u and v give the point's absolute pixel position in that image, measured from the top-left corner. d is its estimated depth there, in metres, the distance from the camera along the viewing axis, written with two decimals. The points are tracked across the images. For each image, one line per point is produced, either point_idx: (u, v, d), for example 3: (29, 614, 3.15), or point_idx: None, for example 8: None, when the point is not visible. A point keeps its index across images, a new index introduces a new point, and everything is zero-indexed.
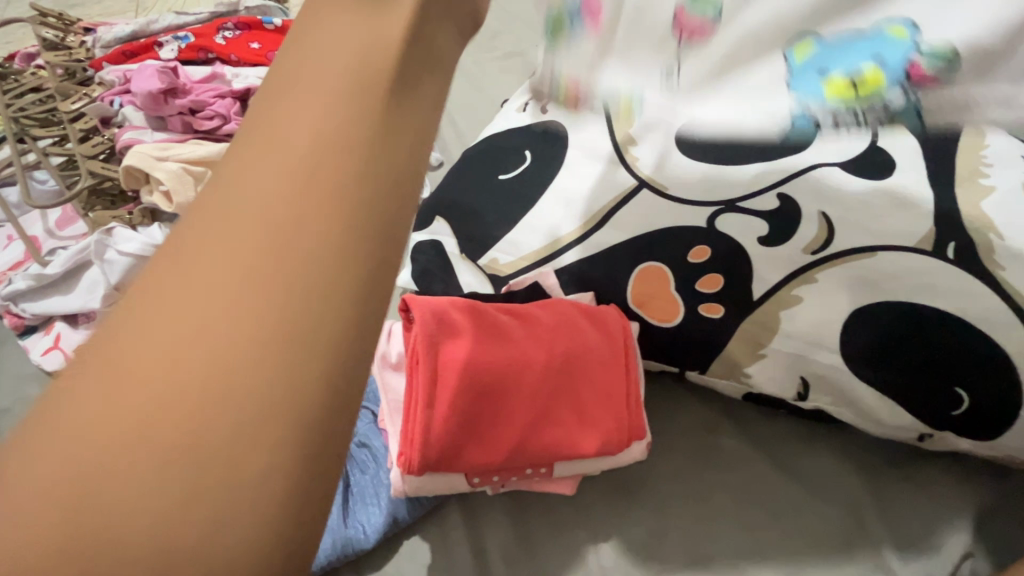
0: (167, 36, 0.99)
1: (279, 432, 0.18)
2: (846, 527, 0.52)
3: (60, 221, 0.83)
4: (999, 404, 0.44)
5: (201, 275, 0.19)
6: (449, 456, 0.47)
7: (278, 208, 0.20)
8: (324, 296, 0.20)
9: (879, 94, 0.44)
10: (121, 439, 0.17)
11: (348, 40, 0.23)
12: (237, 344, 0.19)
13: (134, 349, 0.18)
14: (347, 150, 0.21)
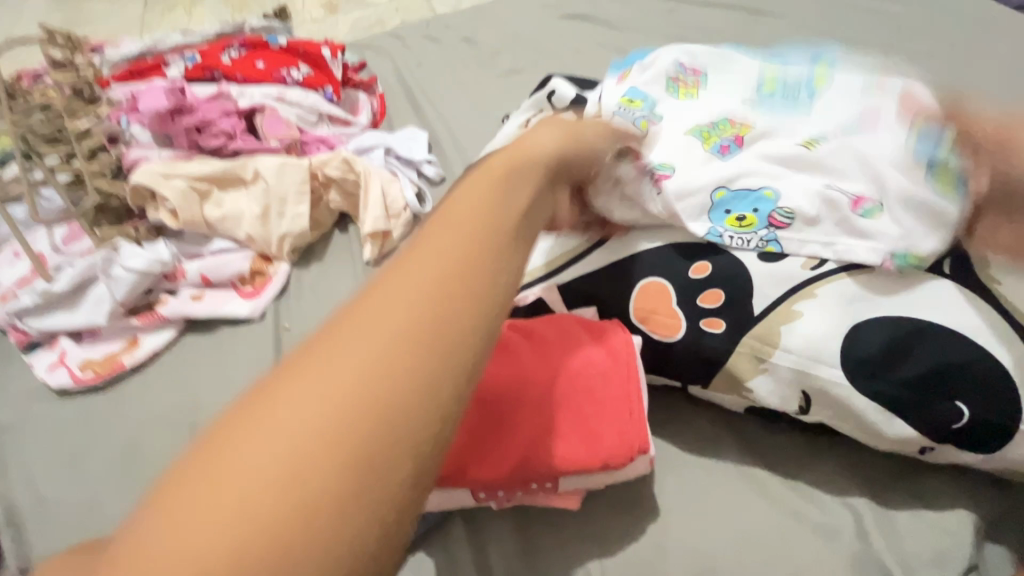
0: (173, 56, 1.00)
1: (413, 494, 0.26)
2: (849, 540, 0.52)
3: (66, 237, 0.84)
4: (996, 416, 0.45)
5: (352, 354, 0.27)
6: (457, 469, 0.48)
7: (436, 320, 0.28)
8: (433, 398, 0.27)
9: (753, 228, 0.52)
10: (315, 484, 0.24)
11: (491, 196, 0.34)
12: (401, 415, 0.26)
13: (333, 412, 0.25)
14: (488, 246, 0.31)
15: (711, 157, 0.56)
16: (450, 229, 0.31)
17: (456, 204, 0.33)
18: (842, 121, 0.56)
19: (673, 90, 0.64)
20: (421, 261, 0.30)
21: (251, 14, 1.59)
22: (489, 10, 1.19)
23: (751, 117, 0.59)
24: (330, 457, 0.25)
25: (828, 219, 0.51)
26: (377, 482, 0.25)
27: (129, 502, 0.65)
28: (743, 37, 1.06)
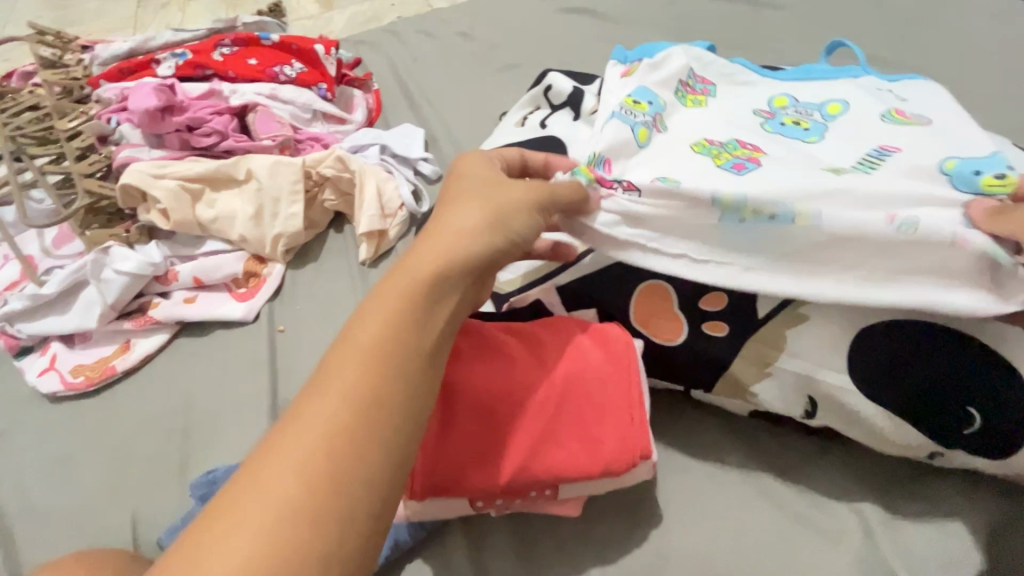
0: (164, 53, 0.98)
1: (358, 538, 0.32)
2: (857, 546, 0.51)
3: (57, 240, 0.82)
4: (1008, 423, 0.44)
5: (310, 418, 0.34)
6: (457, 479, 0.47)
7: (366, 396, 0.35)
8: (377, 432, 0.34)
9: (775, 215, 0.46)
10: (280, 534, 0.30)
11: (417, 272, 0.40)
12: (342, 474, 0.33)
13: (281, 484, 0.32)
14: (402, 337, 0.37)
15: (726, 172, 0.49)
16: (379, 313, 0.38)
17: (380, 298, 0.38)
18: (864, 143, 0.52)
19: (682, 97, 0.59)
20: (357, 340, 0.37)
21: (245, 11, 1.58)
22: (485, 4, 1.17)
23: (767, 141, 0.53)
24: (304, 503, 0.31)
25: (869, 226, 0.44)
26: (345, 508, 0.32)
27: (120, 511, 0.63)
28: (744, 29, 1.04)
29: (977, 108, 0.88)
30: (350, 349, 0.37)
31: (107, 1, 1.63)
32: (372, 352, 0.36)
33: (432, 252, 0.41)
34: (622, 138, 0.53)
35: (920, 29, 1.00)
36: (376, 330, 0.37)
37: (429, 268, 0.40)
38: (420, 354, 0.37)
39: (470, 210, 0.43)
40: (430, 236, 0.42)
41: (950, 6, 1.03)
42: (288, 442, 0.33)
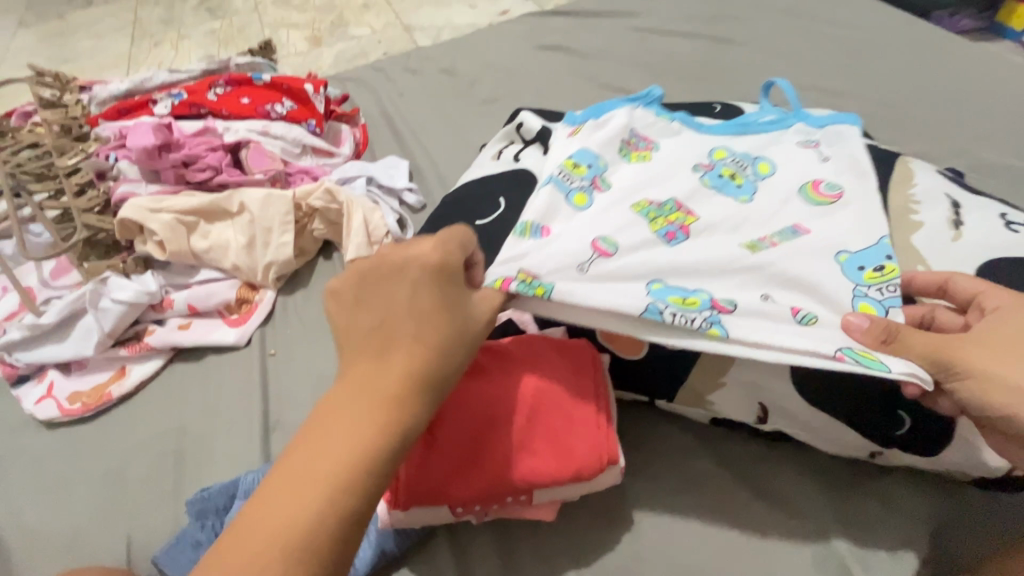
0: (160, 93, 1.03)
1: None
2: (813, 543, 0.55)
3: (54, 271, 0.86)
4: (930, 423, 0.51)
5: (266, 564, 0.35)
6: (438, 486, 0.50)
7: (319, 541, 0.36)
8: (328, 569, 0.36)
9: (695, 307, 0.50)
10: None
11: (381, 406, 0.40)
12: None
13: None
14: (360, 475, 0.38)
15: (658, 241, 0.55)
16: (338, 448, 0.38)
17: (345, 434, 0.39)
18: (780, 220, 0.57)
19: (626, 154, 0.63)
20: (313, 475, 0.37)
21: (236, 48, 1.64)
22: (467, 41, 1.24)
23: (699, 204, 0.59)
24: None
25: (777, 326, 0.49)
26: None
27: (116, 532, 0.66)
28: (707, 64, 1.12)
29: (916, 135, 0.96)
30: (292, 486, 0.37)
31: (101, 39, 1.70)
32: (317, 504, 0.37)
33: (388, 398, 0.40)
34: (556, 205, 0.57)
35: (866, 63, 1.09)
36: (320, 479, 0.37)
37: (384, 422, 0.39)
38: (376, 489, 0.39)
39: (429, 350, 0.42)
40: (385, 367, 0.41)
41: (893, 41, 1.12)
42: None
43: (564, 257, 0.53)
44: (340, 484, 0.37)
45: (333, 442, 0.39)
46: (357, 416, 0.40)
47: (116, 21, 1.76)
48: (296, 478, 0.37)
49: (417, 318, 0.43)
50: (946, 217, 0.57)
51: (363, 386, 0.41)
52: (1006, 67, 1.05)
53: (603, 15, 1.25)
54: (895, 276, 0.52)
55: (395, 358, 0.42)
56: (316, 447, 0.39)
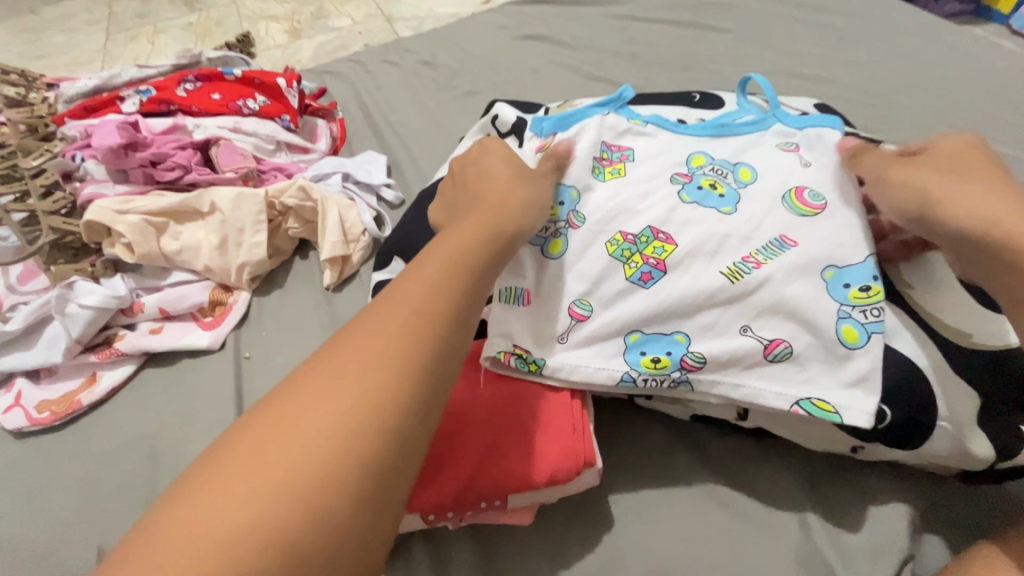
0: (128, 90, 1.00)
1: (376, 454, 0.35)
2: (795, 540, 0.54)
3: (21, 276, 0.82)
4: (915, 416, 0.49)
5: (359, 365, 0.37)
6: (407, 493, 0.49)
7: (403, 347, 0.39)
8: (409, 368, 0.38)
9: (666, 369, 0.52)
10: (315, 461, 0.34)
11: (459, 244, 0.47)
12: (367, 413, 0.36)
13: (317, 423, 0.35)
14: (443, 294, 0.42)
15: (633, 286, 0.54)
16: (431, 272, 0.43)
17: (433, 261, 0.45)
18: (767, 228, 0.55)
19: (598, 173, 0.61)
20: (408, 295, 0.42)
21: (214, 42, 1.60)
22: (447, 32, 1.21)
23: (678, 228, 0.56)
24: (349, 430, 0.35)
25: (750, 373, 0.51)
26: (384, 423, 0.36)
27: (86, 542, 0.64)
28: (690, 52, 1.10)
29: (901, 122, 0.94)
30: (382, 321, 0.40)
31: (75, 34, 1.65)
32: (337, 432, 0.35)
33: (461, 244, 0.46)
34: (531, 260, 0.56)
35: (851, 48, 1.07)
36: (335, 407, 0.36)
37: (460, 258, 0.45)
38: (454, 306, 0.42)
39: (491, 213, 0.50)
40: (410, 291, 0.42)
41: (878, 25, 1.11)
42: (334, 373, 0.37)
43: (544, 330, 0.54)
44: (359, 414, 0.36)
45: (349, 368, 0.37)
46: (373, 344, 0.39)
47: (90, 15, 1.71)
48: (312, 404, 0.36)
49: (449, 251, 0.45)
50: None
51: (383, 312, 0.41)
52: (991, 52, 1.03)
53: (585, 3, 1.22)
54: (880, 298, 0.51)
55: (421, 284, 0.42)
56: (331, 369, 0.38)
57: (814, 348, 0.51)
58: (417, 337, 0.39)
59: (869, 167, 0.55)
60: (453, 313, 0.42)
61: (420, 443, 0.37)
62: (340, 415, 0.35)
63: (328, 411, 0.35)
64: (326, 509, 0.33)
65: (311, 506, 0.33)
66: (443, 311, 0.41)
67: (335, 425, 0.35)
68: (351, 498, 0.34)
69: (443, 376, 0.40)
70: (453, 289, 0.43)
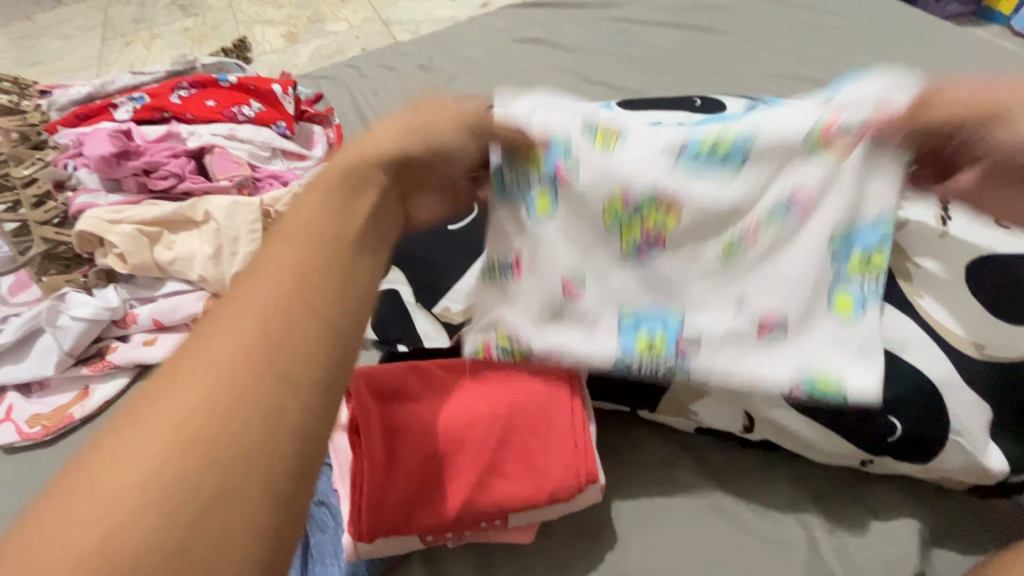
0: (122, 97, 0.99)
1: (261, 433, 0.28)
2: (800, 555, 0.53)
3: (12, 287, 0.80)
4: (927, 431, 0.48)
5: (228, 331, 0.30)
6: (404, 516, 0.47)
7: (280, 303, 0.31)
8: (293, 325, 0.30)
9: (664, 353, 0.48)
10: (173, 455, 0.26)
11: (333, 177, 0.36)
12: (241, 388, 0.28)
13: (173, 408, 0.28)
14: (324, 238, 0.33)
15: (627, 261, 0.49)
16: (306, 215, 0.35)
17: (303, 204, 0.36)
18: (775, 184, 0.48)
19: (598, 139, 0.50)
20: (284, 242, 0.33)
21: (210, 48, 1.60)
22: (443, 35, 1.20)
23: (683, 187, 0.48)
24: (223, 412, 0.28)
25: (757, 385, 0.51)
26: (264, 395, 0.28)
27: None
28: (691, 55, 1.08)
29: None
30: (257, 277, 0.32)
31: (70, 40, 1.64)
32: (188, 452, 0.26)
33: (339, 180, 0.36)
34: (513, 217, 0.48)
35: (853, 49, 1.06)
36: (180, 424, 0.27)
37: (339, 194, 0.36)
38: (343, 245, 0.34)
39: (376, 142, 0.39)
40: (280, 260, 0.32)
41: (881, 26, 1.09)
42: (200, 347, 0.30)
43: (534, 306, 0.49)
44: (218, 425, 0.27)
45: (201, 369, 0.29)
46: (231, 336, 0.30)
47: (86, 21, 1.70)
48: (171, 388, 0.28)
49: (331, 203, 0.35)
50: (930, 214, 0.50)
51: (246, 291, 0.31)
52: (995, 53, 1.02)
53: (584, 5, 1.21)
54: (883, 265, 0.47)
55: (292, 250, 0.33)
56: (178, 376, 0.29)
57: None
58: (294, 317, 0.30)
59: (952, 104, 0.41)
60: (344, 253, 0.34)
61: (316, 442, 0.29)
62: (190, 432, 0.27)
63: (188, 392, 0.28)
64: (201, 513, 0.26)
65: (182, 514, 0.25)
66: (331, 256, 0.33)
67: (189, 435, 0.27)
68: (222, 518, 0.26)
69: (339, 359, 0.31)
70: (340, 251, 0.33)
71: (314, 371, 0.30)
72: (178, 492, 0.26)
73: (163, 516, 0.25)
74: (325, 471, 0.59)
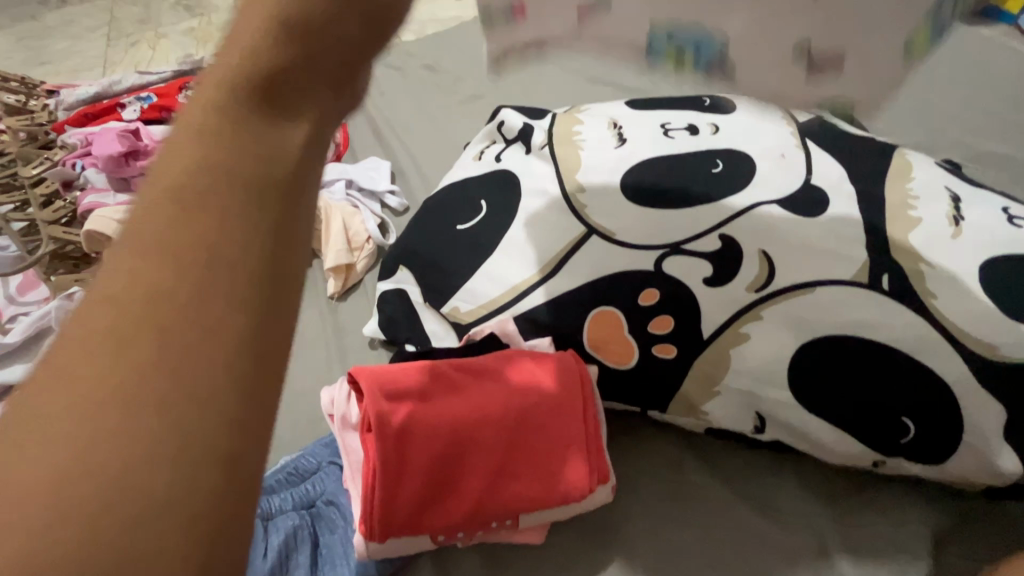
0: (129, 97, 0.99)
1: (175, 449, 0.19)
2: (811, 557, 0.52)
3: (19, 287, 0.82)
4: (939, 432, 0.48)
5: (108, 311, 0.20)
6: (417, 515, 0.48)
7: (184, 265, 0.21)
8: (207, 295, 0.21)
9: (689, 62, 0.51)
10: (45, 502, 0.18)
11: (233, 62, 0.24)
12: (136, 393, 0.19)
13: (37, 433, 0.19)
14: (237, 161, 0.22)
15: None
16: (204, 127, 0.23)
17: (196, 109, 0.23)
18: None
19: None
20: (172, 173, 0.22)
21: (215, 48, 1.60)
22: (449, 36, 1.20)
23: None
24: (110, 434, 0.19)
25: (770, 382, 0.51)
26: (174, 397, 0.20)
27: None
28: None
29: None
30: (142, 228, 0.22)
31: (76, 40, 1.64)
32: (56, 508, 0.18)
33: (238, 66, 0.24)
34: None
35: None
36: (50, 457, 0.19)
37: (245, 89, 0.23)
38: (272, 169, 0.23)
39: None
40: (162, 195, 0.22)
41: None
42: (69, 337, 0.20)
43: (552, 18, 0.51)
44: (90, 465, 0.19)
45: (59, 383, 0.20)
46: (98, 328, 0.20)
47: (92, 20, 1.70)
48: (33, 406, 0.19)
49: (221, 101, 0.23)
50: (945, 214, 0.52)
51: (117, 256, 0.21)
52: None
53: None
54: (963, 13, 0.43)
55: (169, 187, 0.22)
56: (40, 387, 0.20)
57: (833, 360, 0.50)
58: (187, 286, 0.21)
59: None
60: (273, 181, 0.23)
61: (251, 449, 0.21)
62: (56, 476, 0.18)
63: (55, 408, 0.19)
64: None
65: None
66: (253, 188, 0.22)
67: (65, 473, 0.18)
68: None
69: (259, 331, 0.21)
70: (246, 179, 0.22)
71: (242, 352, 0.21)
72: (58, 556, 0.18)
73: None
74: (333, 471, 0.59)
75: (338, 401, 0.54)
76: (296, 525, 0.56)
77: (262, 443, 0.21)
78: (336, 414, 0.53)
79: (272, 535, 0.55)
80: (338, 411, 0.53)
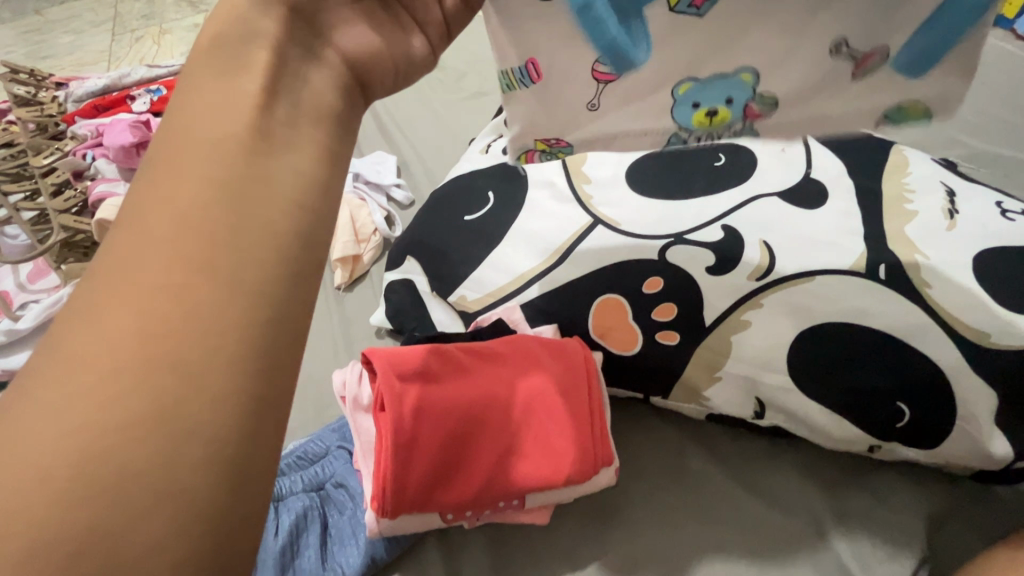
0: (138, 89, 1.00)
1: (220, 367, 0.23)
2: (809, 540, 0.54)
3: (31, 275, 0.83)
4: (932, 416, 0.49)
5: (156, 258, 0.24)
6: (426, 493, 0.49)
7: (220, 220, 0.25)
8: (240, 242, 0.25)
9: (725, 123, 0.41)
10: (117, 408, 0.22)
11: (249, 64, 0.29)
12: (186, 321, 0.24)
13: (104, 352, 0.23)
14: (256, 141, 0.28)
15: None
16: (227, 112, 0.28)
17: (216, 96, 0.28)
18: None
19: None
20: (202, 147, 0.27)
21: None
22: None
23: None
24: (164, 353, 0.23)
25: (770, 369, 0.53)
26: (215, 323, 0.24)
27: None
28: None
29: None
30: (178, 189, 0.26)
31: (80, 35, 1.65)
32: (122, 421, 0.22)
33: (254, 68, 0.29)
34: None
35: None
36: (116, 373, 0.22)
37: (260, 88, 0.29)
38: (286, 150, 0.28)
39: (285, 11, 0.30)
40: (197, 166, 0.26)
41: None
42: (121, 278, 0.24)
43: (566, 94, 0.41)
44: (127, 434, 0.22)
45: (96, 352, 0.23)
46: (147, 291, 0.24)
47: (95, 15, 1.70)
48: (93, 333, 0.23)
49: (228, 133, 0.27)
50: (939, 206, 0.53)
51: (158, 220, 0.25)
52: None
53: None
54: None
55: (202, 183, 0.26)
56: (97, 320, 0.23)
57: (831, 345, 0.51)
58: (205, 282, 0.24)
59: None
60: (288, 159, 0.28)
61: (266, 410, 0.24)
62: (125, 385, 0.22)
63: (117, 334, 0.23)
64: (166, 466, 0.22)
65: (144, 472, 0.22)
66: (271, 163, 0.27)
67: (133, 384, 0.22)
68: (194, 464, 0.22)
69: (281, 284, 0.26)
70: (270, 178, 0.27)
71: (272, 287, 0.25)
72: (133, 448, 0.22)
73: (121, 479, 0.21)
74: (341, 454, 0.60)
75: (350, 383, 0.55)
76: (306, 505, 0.58)
77: (282, 396, 0.25)
78: (348, 396, 0.55)
79: (283, 515, 0.57)
80: (350, 392, 0.55)
